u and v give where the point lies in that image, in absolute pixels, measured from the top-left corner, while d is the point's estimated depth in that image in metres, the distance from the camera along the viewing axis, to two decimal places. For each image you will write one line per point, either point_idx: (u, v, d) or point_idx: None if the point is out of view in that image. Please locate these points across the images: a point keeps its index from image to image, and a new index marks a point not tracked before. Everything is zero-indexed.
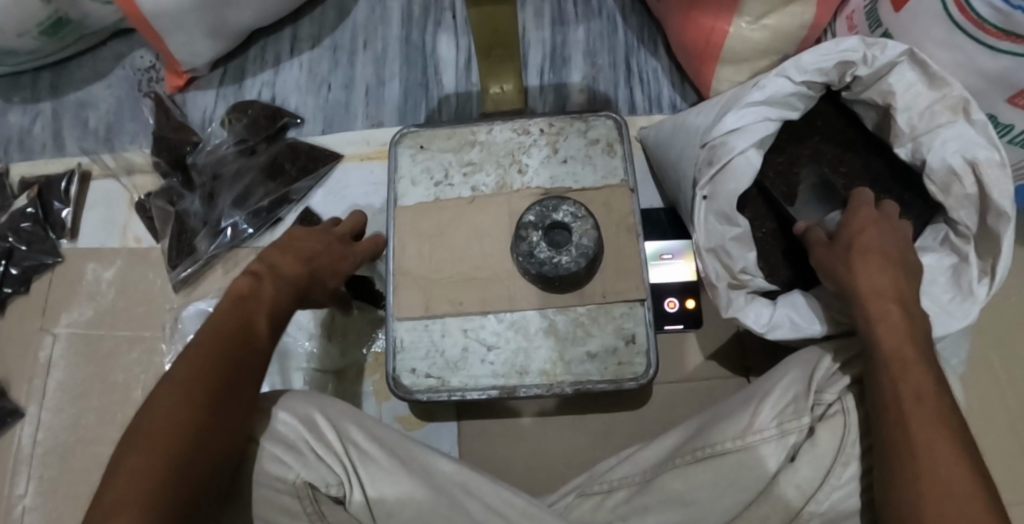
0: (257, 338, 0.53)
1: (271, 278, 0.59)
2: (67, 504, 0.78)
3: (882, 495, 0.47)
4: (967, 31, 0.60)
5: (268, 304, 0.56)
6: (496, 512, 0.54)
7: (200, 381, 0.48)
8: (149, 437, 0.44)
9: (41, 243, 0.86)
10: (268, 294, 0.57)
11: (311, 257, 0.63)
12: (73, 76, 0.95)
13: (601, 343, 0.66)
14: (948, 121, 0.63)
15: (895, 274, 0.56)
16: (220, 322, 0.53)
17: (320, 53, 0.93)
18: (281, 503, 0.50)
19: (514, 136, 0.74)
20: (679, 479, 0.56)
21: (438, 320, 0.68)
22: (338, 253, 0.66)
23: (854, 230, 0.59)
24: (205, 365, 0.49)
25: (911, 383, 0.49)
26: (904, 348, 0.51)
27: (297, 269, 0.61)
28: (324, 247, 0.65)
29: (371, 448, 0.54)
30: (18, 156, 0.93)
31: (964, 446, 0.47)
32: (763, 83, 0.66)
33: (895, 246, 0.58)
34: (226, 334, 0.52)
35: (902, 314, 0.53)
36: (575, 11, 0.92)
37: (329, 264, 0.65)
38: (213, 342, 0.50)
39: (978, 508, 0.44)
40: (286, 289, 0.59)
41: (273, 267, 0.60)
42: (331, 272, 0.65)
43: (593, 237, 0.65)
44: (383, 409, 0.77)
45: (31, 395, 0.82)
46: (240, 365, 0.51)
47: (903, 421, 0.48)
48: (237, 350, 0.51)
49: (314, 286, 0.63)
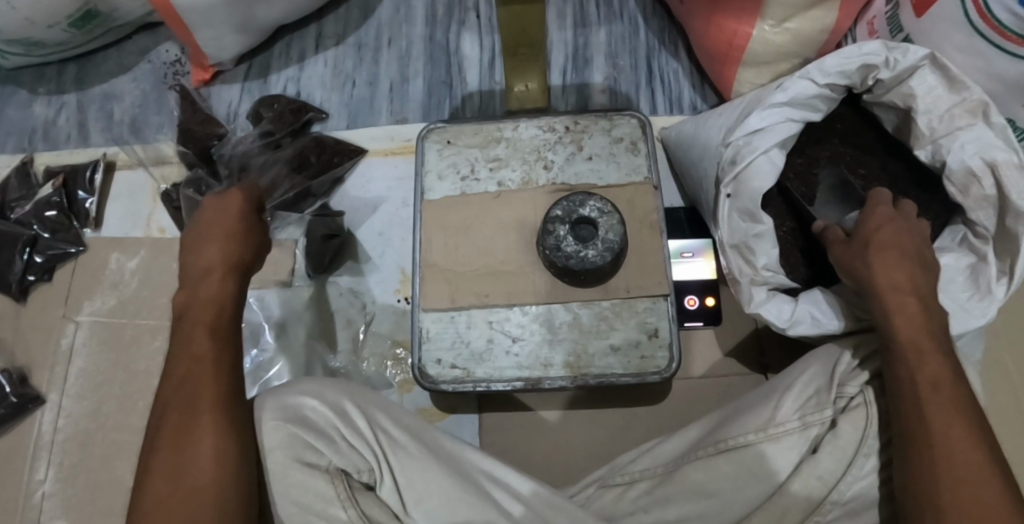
0: (199, 343, 0.54)
1: (200, 279, 0.57)
2: (88, 489, 0.79)
3: (901, 479, 0.48)
4: (987, 37, 0.61)
5: (206, 304, 0.56)
6: (523, 500, 0.55)
7: (166, 426, 0.50)
8: (152, 480, 0.48)
9: (65, 232, 0.87)
10: (199, 298, 0.56)
11: (212, 230, 0.59)
12: (99, 69, 0.96)
13: (625, 337, 0.68)
14: (967, 124, 0.65)
15: (912, 271, 0.57)
16: (171, 351, 0.54)
17: (345, 50, 0.94)
18: (312, 487, 0.49)
19: (540, 133, 0.76)
20: (701, 471, 0.57)
21: (464, 311, 0.69)
22: (236, 211, 0.60)
23: (872, 227, 0.60)
24: (168, 405, 0.51)
25: (930, 374, 0.50)
26: (922, 340, 0.53)
27: (207, 249, 0.58)
28: (229, 219, 0.59)
29: (400, 435, 0.55)
30: (44, 145, 0.94)
31: (982, 434, 0.48)
32: (786, 84, 0.67)
33: (912, 243, 0.58)
34: (181, 360, 0.53)
35: (921, 310, 0.54)
36: (597, 13, 0.93)
37: (232, 217, 0.59)
38: (169, 381, 0.52)
39: (997, 492, 0.45)
40: (213, 273, 0.57)
41: (190, 266, 0.58)
42: (241, 219, 0.60)
43: (619, 232, 0.66)
44: (404, 399, 0.78)
45: (52, 382, 0.83)
46: (191, 383, 0.51)
47: (922, 409, 0.49)
48: (196, 369, 0.52)
49: (244, 245, 0.59)
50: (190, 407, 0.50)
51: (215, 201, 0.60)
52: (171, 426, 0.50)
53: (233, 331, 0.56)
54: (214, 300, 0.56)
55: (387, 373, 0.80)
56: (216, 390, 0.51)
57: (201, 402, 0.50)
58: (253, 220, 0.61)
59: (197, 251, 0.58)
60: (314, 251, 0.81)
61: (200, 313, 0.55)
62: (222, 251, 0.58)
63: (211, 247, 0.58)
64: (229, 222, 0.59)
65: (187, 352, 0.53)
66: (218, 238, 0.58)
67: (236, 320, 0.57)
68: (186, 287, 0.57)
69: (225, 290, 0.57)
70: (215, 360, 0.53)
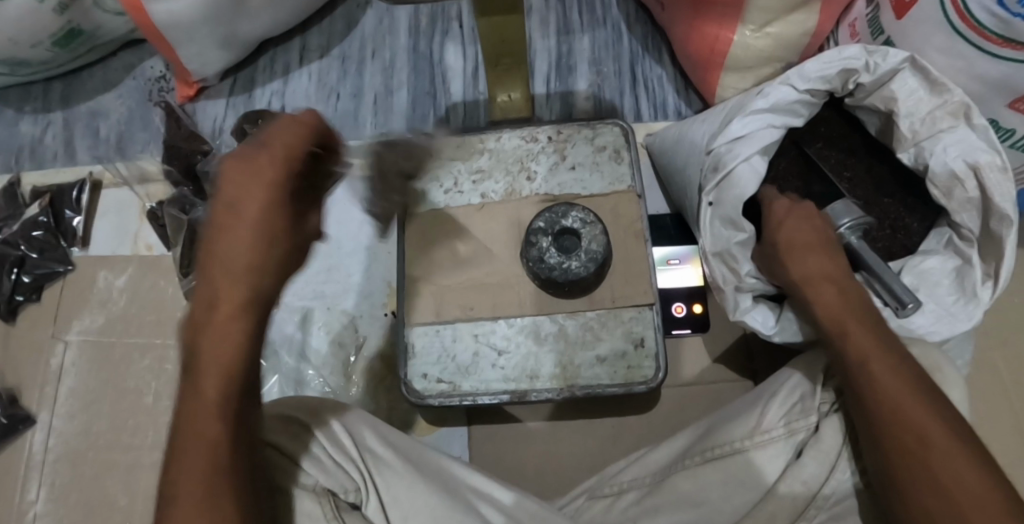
0: (210, 409, 0.41)
1: (208, 307, 0.43)
2: (79, 509, 0.78)
3: (878, 469, 0.48)
4: (968, 38, 0.61)
5: (217, 358, 0.42)
6: (507, 512, 0.55)
7: (167, 511, 0.39)
8: None
9: (52, 251, 0.87)
10: (209, 347, 0.42)
11: (230, 248, 0.43)
12: (85, 86, 0.96)
13: (611, 347, 0.68)
14: (950, 126, 0.64)
15: (820, 256, 0.60)
16: (175, 404, 0.42)
17: (330, 62, 0.94)
18: (300, 509, 0.49)
19: (522, 143, 0.76)
20: (689, 480, 0.56)
21: (449, 325, 0.70)
22: (255, 221, 0.43)
23: (774, 227, 0.63)
24: (170, 482, 0.40)
25: (853, 351, 0.52)
26: (843, 317, 0.55)
27: (223, 279, 0.43)
28: (245, 231, 0.43)
29: (386, 453, 0.54)
30: (31, 165, 0.94)
31: (934, 400, 0.48)
32: (767, 91, 0.67)
33: (814, 232, 0.61)
34: (187, 409, 0.41)
35: (833, 292, 0.58)
36: (580, 19, 0.93)
37: (253, 234, 0.43)
38: (172, 448, 0.41)
39: (964, 460, 0.45)
40: (225, 312, 0.43)
41: (200, 288, 0.43)
42: (265, 238, 0.44)
43: (601, 242, 0.68)
44: (394, 413, 0.78)
45: (42, 401, 0.83)
46: (194, 461, 0.40)
47: (876, 392, 0.49)
48: (205, 425, 0.41)
49: (267, 266, 0.44)
50: (201, 500, 0.39)
51: (233, 196, 0.44)
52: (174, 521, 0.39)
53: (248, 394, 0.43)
54: (226, 351, 0.42)
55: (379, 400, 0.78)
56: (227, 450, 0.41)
57: (215, 469, 0.40)
58: (278, 228, 0.44)
59: (208, 272, 0.43)
60: None
61: (211, 367, 0.42)
62: (241, 281, 0.43)
63: (224, 268, 0.43)
64: (249, 242, 0.43)
65: (194, 399, 0.42)
66: (239, 263, 0.43)
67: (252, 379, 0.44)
68: (194, 321, 0.43)
69: (241, 339, 0.43)
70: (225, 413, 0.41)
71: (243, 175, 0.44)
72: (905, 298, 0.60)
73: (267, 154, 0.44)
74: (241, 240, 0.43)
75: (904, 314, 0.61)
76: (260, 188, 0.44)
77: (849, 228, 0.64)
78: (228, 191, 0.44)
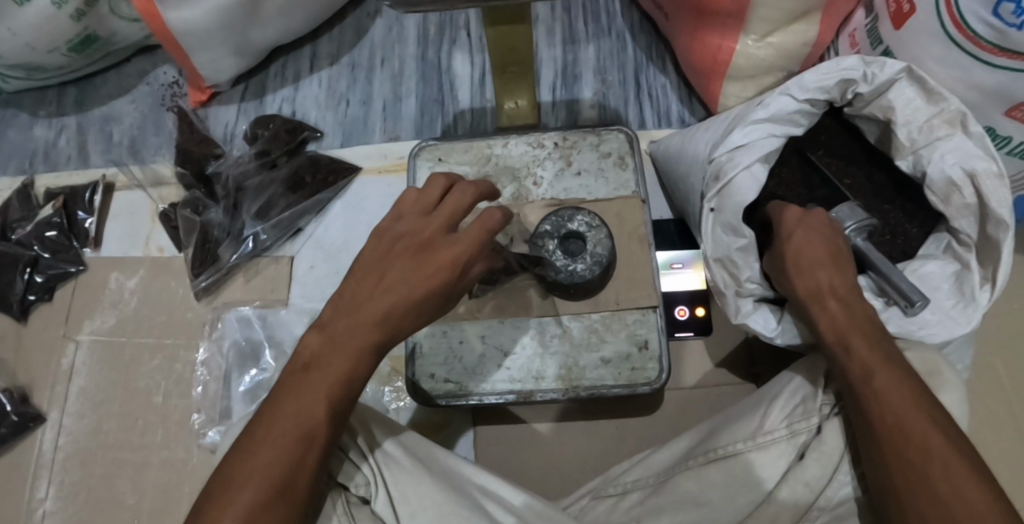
0: (315, 412, 0.47)
1: (344, 324, 0.49)
2: (88, 507, 0.79)
3: (878, 479, 0.49)
4: (964, 48, 0.62)
5: (334, 375, 0.48)
6: (517, 512, 0.55)
7: (241, 480, 0.45)
8: (228, 509, 0.44)
9: (65, 252, 0.88)
10: (328, 355, 0.48)
11: (390, 300, 0.49)
12: (99, 91, 0.98)
13: (614, 349, 0.70)
14: (946, 134, 0.65)
15: (830, 272, 0.59)
16: (276, 389, 0.49)
17: (340, 70, 0.96)
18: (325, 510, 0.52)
19: (529, 149, 0.80)
20: (692, 480, 0.57)
21: (456, 327, 0.72)
22: (417, 293, 0.49)
23: (787, 234, 0.62)
24: (249, 455, 0.46)
25: (857, 365, 0.53)
26: (848, 334, 0.55)
27: (364, 312, 0.49)
28: (404, 298, 0.49)
29: (396, 451, 0.54)
30: (44, 167, 0.95)
31: (933, 410, 0.49)
32: (766, 101, 0.69)
33: (826, 244, 0.60)
34: (291, 391, 0.47)
35: (840, 309, 0.57)
36: (586, 29, 0.95)
37: (409, 302, 0.49)
38: (264, 425, 0.47)
39: (963, 469, 0.47)
40: (358, 334, 0.48)
41: (340, 313, 0.49)
42: (415, 307, 0.49)
43: (606, 246, 0.69)
44: (400, 412, 0.79)
45: (53, 401, 0.84)
46: (273, 446, 0.46)
47: (879, 402, 0.50)
48: (303, 409, 0.47)
49: (405, 322, 0.50)
50: (277, 483, 0.45)
51: (414, 262, 0.50)
52: (245, 497, 0.44)
53: (347, 412, 0.48)
54: (348, 364, 0.48)
55: (385, 399, 0.79)
56: (314, 434, 0.46)
57: (307, 447, 0.46)
58: (430, 302, 0.50)
59: (360, 306, 0.49)
60: (298, 211, 0.86)
61: (325, 379, 0.47)
62: (380, 321, 0.49)
63: (377, 317, 0.49)
64: (402, 305, 0.49)
65: (302, 387, 0.47)
66: (386, 308, 0.49)
67: (352, 396, 0.49)
68: (330, 335, 0.49)
69: (355, 361, 0.48)
70: (328, 406, 0.47)
71: (423, 260, 0.50)
72: (912, 295, 0.60)
73: (455, 244, 0.51)
74: (399, 306, 0.49)
75: (912, 311, 0.61)
76: (436, 267, 0.50)
77: (853, 231, 0.64)
78: (406, 265, 0.50)
